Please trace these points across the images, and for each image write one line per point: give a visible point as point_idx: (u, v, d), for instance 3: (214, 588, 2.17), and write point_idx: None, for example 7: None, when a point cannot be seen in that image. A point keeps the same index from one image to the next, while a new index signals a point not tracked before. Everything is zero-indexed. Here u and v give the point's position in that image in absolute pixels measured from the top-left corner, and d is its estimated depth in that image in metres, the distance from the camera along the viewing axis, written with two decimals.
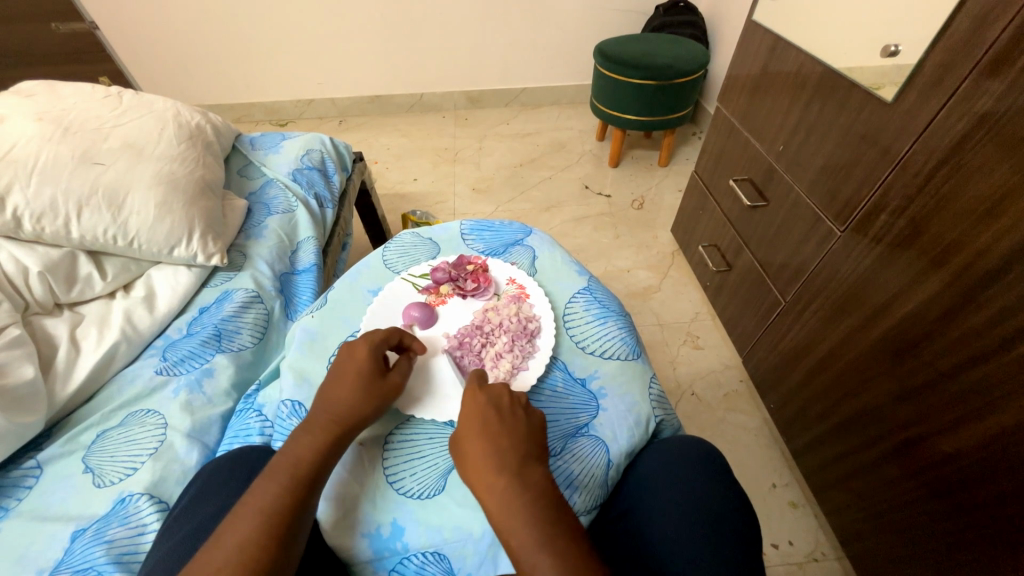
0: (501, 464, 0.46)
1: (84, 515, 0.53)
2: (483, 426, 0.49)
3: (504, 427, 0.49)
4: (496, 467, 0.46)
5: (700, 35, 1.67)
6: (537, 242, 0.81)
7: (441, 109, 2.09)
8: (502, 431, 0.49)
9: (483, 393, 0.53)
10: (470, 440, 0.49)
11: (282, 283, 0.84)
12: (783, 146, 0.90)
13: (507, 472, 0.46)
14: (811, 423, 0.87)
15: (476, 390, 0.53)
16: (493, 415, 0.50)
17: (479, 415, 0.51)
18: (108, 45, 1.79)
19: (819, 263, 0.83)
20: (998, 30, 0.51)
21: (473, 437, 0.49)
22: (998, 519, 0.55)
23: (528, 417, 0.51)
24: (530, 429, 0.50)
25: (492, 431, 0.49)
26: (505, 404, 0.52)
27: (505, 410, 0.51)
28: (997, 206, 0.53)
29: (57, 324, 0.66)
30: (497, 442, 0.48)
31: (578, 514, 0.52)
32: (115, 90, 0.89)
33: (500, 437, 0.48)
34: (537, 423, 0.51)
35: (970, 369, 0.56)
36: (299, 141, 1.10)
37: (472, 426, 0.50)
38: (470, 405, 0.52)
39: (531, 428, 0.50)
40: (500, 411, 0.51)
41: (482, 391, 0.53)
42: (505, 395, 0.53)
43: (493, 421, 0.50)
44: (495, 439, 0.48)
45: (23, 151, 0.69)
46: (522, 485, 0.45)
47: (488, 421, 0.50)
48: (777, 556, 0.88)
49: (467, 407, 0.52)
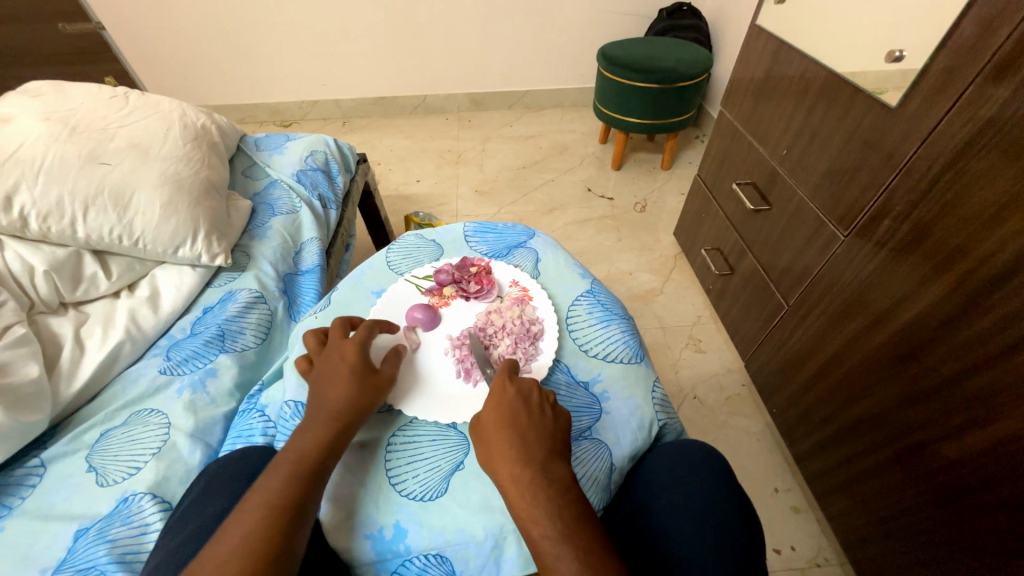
0: (506, 461, 0.46)
1: (87, 515, 0.53)
2: (509, 418, 0.49)
3: (529, 420, 0.49)
4: (499, 465, 0.47)
5: (703, 39, 1.68)
6: (540, 244, 0.82)
7: (445, 111, 2.10)
8: (525, 424, 0.48)
9: (513, 384, 0.52)
10: (492, 433, 0.49)
11: (285, 284, 0.85)
12: (787, 150, 0.90)
13: (511, 468, 0.46)
14: (814, 428, 0.87)
15: (507, 382, 0.53)
16: (521, 409, 0.50)
17: (485, 412, 0.51)
18: (115, 46, 1.80)
19: (822, 267, 0.82)
20: (1002, 36, 0.51)
21: (497, 427, 0.48)
22: (1002, 525, 0.55)
23: (556, 413, 0.51)
24: (556, 425, 0.49)
25: (518, 423, 0.48)
26: (534, 398, 0.51)
27: (534, 403, 0.50)
28: (1001, 212, 0.53)
29: (62, 324, 0.66)
30: (501, 438, 0.48)
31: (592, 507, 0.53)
32: (121, 90, 0.90)
33: (525, 430, 0.48)
34: (563, 420, 0.50)
35: (975, 375, 0.56)
36: (303, 143, 1.10)
37: (497, 416, 0.49)
38: (499, 395, 0.51)
39: (557, 425, 0.50)
40: (528, 404, 0.50)
41: (511, 382, 0.53)
42: (535, 389, 0.52)
43: (522, 415, 0.49)
44: (521, 433, 0.48)
45: (30, 150, 0.69)
46: (524, 485, 0.44)
47: (515, 412, 0.49)
48: (779, 561, 0.88)
49: (493, 397, 0.51)
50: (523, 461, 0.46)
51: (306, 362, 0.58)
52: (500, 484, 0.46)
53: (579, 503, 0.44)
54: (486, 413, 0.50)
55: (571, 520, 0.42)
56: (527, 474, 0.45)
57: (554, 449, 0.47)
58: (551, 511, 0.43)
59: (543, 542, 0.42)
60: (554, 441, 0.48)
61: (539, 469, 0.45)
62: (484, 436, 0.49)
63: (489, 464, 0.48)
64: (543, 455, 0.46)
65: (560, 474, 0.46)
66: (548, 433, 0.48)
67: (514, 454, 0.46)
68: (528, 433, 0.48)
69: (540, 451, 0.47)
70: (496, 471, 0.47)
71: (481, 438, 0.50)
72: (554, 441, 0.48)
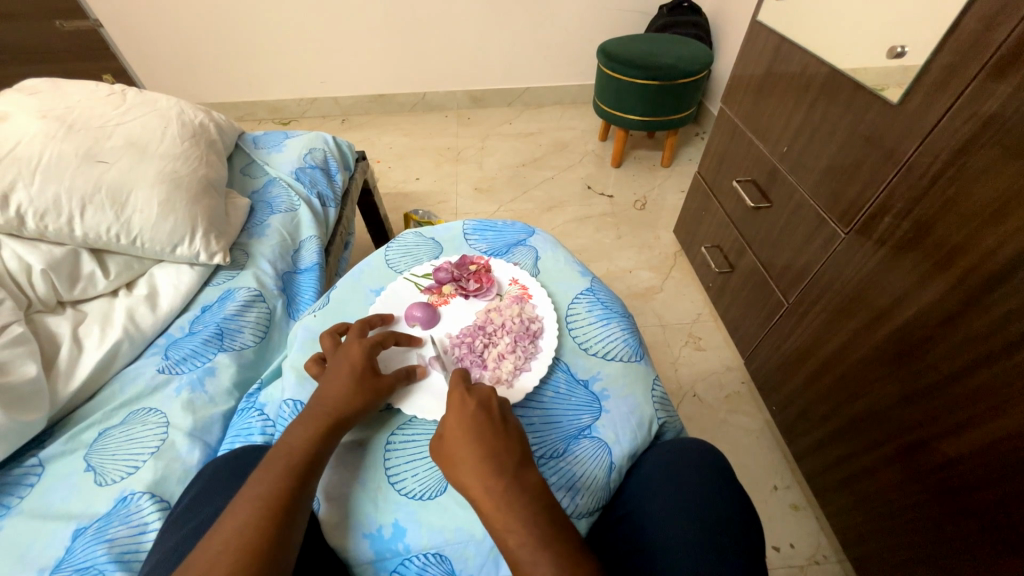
0: (475, 472, 0.46)
1: (85, 514, 0.53)
2: (473, 430, 0.48)
3: (494, 431, 0.48)
4: (469, 476, 0.46)
5: (704, 36, 1.66)
6: (540, 242, 0.81)
7: (444, 108, 2.09)
8: (491, 436, 0.48)
9: (472, 396, 0.51)
10: (455, 445, 0.48)
11: (284, 283, 0.84)
12: (787, 147, 0.89)
13: (483, 480, 0.45)
14: (813, 426, 0.87)
15: (464, 395, 0.52)
16: (484, 420, 0.49)
17: (447, 428, 0.50)
18: (112, 43, 1.79)
19: (823, 265, 0.82)
20: (1004, 33, 0.51)
21: (462, 441, 0.48)
22: (999, 521, 0.55)
23: (515, 423, 0.51)
24: (520, 434, 0.50)
25: (484, 434, 0.48)
26: (495, 407, 0.51)
27: (495, 412, 0.50)
28: (1002, 210, 0.52)
29: (59, 323, 0.66)
30: (468, 451, 0.47)
31: (579, 516, 0.52)
32: (118, 87, 0.89)
33: (492, 441, 0.47)
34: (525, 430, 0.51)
35: (974, 373, 0.56)
36: (302, 141, 1.10)
37: (463, 430, 0.48)
38: (459, 409, 0.50)
39: (519, 434, 0.50)
40: (490, 415, 0.50)
41: (470, 394, 0.52)
42: (493, 398, 0.52)
43: (486, 427, 0.49)
44: (489, 441, 0.47)
45: (26, 148, 0.69)
46: (498, 495, 0.44)
47: (478, 423, 0.49)
48: (778, 558, 0.88)
49: (454, 411, 0.50)
50: (494, 470, 0.45)
51: (319, 365, 0.58)
52: (471, 494, 0.45)
53: (552, 509, 0.44)
54: (448, 426, 0.49)
55: (548, 526, 0.42)
56: (500, 484, 0.45)
57: (525, 457, 0.47)
58: (527, 518, 0.43)
59: (520, 551, 0.41)
60: (522, 450, 0.48)
61: (513, 477, 0.45)
62: (448, 451, 0.48)
63: (458, 477, 0.47)
64: (515, 463, 0.46)
65: (534, 481, 0.46)
66: (514, 443, 0.48)
67: (483, 465, 0.46)
68: (496, 445, 0.47)
69: (512, 458, 0.47)
70: (466, 483, 0.46)
71: (445, 454, 0.49)
72: (522, 449, 0.48)
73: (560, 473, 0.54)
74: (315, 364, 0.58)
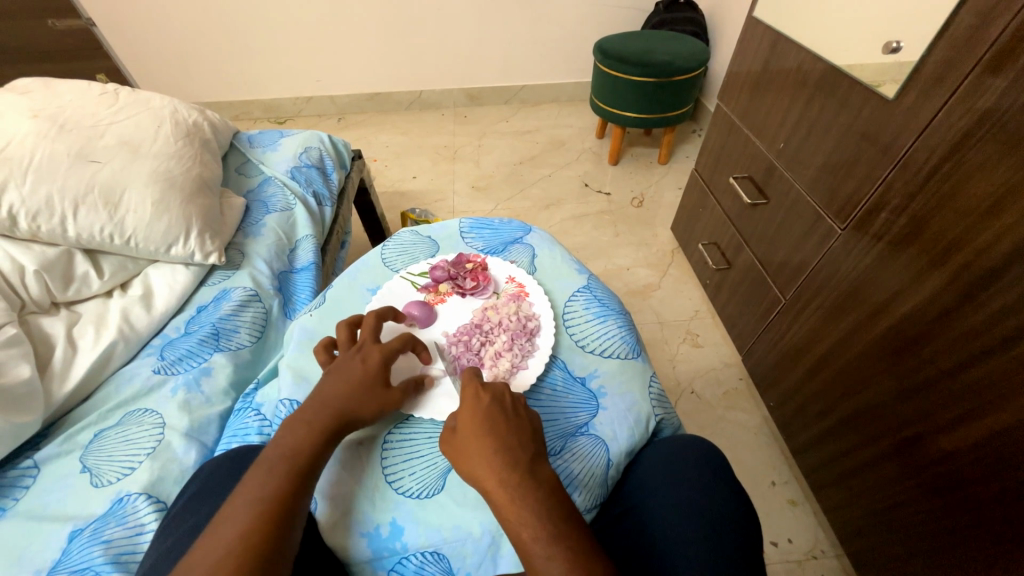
0: (489, 466, 0.45)
1: (81, 515, 0.53)
2: (488, 425, 0.48)
3: (507, 426, 0.48)
4: (481, 469, 0.46)
5: (701, 33, 1.66)
6: (537, 240, 0.81)
7: (441, 106, 2.08)
8: (505, 430, 0.48)
9: (487, 391, 0.51)
10: (471, 440, 0.48)
11: (280, 282, 0.84)
12: (784, 143, 0.89)
13: (497, 473, 0.45)
14: (811, 421, 0.87)
15: (479, 390, 0.52)
16: (498, 414, 0.49)
17: (461, 422, 0.50)
18: (105, 41, 1.78)
19: (820, 260, 0.82)
20: (999, 27, 0.51)
21: (475, 436, 0.48)
22: (999, 514, 0.55)
23: (529, 416, 0.51)
24: (532, 428, 0.49)
25: (497, 429, 0.48)
26: (509, 403, 0.50)
27: (509, 408, 0.50)
28: (998, 204, 0.52)
29: (53, 324, 0.65)
30: (480, 446, 0.47)
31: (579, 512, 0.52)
32: (111, 87, 0.89)
33: (505, 436, 0.47)
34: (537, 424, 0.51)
35: (970, 368, 0.56)
36: (297, 140, 1.09)
37: (477, 425, 0.48)
38: (473, 404, 0.50)
39: (533, 428, 0.50)
40: (504, 410, 0.50)
41: (485, 390, 0.52)
42: (507, 393, 0.52)
43: (500, 421, 0.48)
44: (502, 437, 0.47)
45: (17, 149, 0.68)
46: (510, 489, 0.44)
47: (492, 418, 0.49)
48: (776, 554, 0.88)
49: (467, 406, 0.50)
50: (508, 465, 0.45)
51: (328, 354, 0.58)
52: (486, 487, 0.45)
53: (565, 503, 0.44)
54: (463, 422, 0.49)
55: (556, 520, 0.42)
56: (514, 477, 0.44)
57: (537, 452, 0.47)
58: (535, 513, 0.42)
59: (533, 544, 0.41)
60: (535, 444, 0.48)
61: (527, 470, 0.45)
62: (461, 445, 0.48)
63: (471, 471, 0.47)
64: (529, 457, 0.46)
65: (546, 475, 0.45)
66: (528, 438, 0.48)
67: (498, 460, 0.45)
68: (510, 439, 0.47)
69: (525, 452, 0.46)
70: (479, 478, 0.46)
71: (458, 449, 0.48)
72: (535, 444, 0.48)
73: (560, 470, 0.54)
74: (324, 353, 0.58)
